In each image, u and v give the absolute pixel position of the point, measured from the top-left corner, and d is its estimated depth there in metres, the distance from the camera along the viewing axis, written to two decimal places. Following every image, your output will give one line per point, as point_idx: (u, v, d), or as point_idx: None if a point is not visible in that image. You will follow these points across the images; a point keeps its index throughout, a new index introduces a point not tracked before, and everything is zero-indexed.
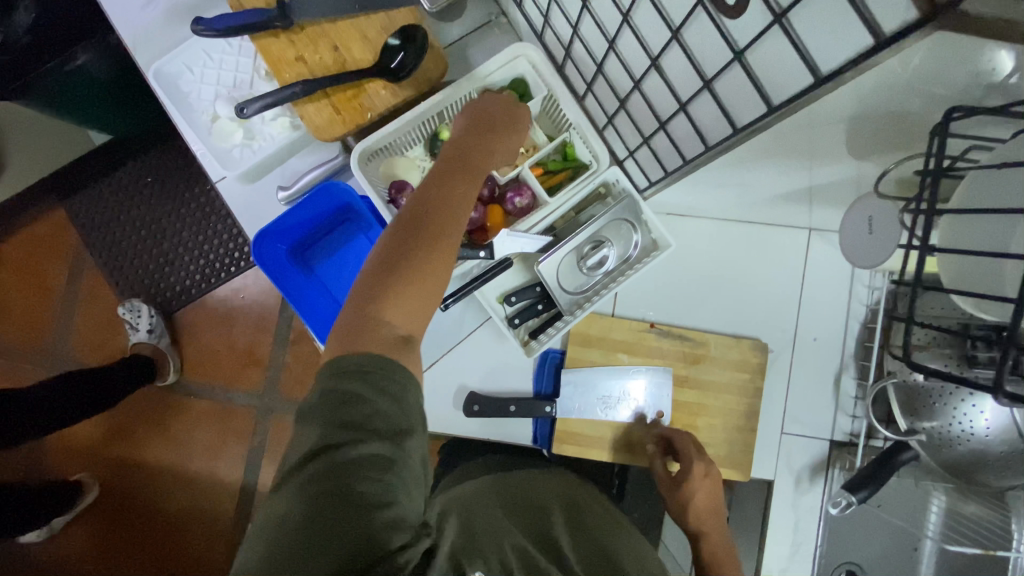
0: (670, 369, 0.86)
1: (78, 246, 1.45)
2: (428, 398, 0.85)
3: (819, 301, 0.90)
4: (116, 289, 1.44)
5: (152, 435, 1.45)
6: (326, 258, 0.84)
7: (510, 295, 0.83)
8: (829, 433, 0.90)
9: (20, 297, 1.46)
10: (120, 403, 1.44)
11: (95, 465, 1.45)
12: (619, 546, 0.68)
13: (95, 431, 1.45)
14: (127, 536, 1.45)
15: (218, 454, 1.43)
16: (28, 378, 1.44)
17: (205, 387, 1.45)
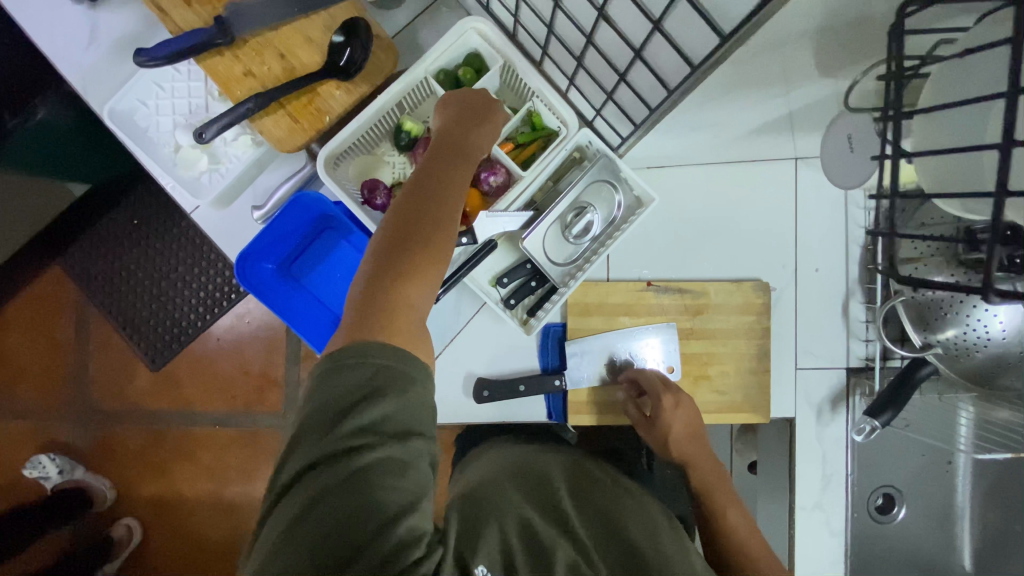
0: (674, 324, 0.85)
1: (78, 298, 1.46)
2: (437, 390, 0.85)
3: (815, 230, 0.88)
4: (124, 334, 1.45)
5: (185, 469, 1.48)
6: (312, 269, 0.83)
7: (501, 277, 0.82)
8: (845, 360, 0.88)
9: (33, 357, 1.47)
10: (151, 441, 1.48)
11: (137, 505, 1.49)
12: (631, 506, 0.68)
13: (129, 473, 1.48)
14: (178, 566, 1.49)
15: (252, 476, 1.46)
16: (58, 432, 1.47)
17: (228, 415, 1.47)
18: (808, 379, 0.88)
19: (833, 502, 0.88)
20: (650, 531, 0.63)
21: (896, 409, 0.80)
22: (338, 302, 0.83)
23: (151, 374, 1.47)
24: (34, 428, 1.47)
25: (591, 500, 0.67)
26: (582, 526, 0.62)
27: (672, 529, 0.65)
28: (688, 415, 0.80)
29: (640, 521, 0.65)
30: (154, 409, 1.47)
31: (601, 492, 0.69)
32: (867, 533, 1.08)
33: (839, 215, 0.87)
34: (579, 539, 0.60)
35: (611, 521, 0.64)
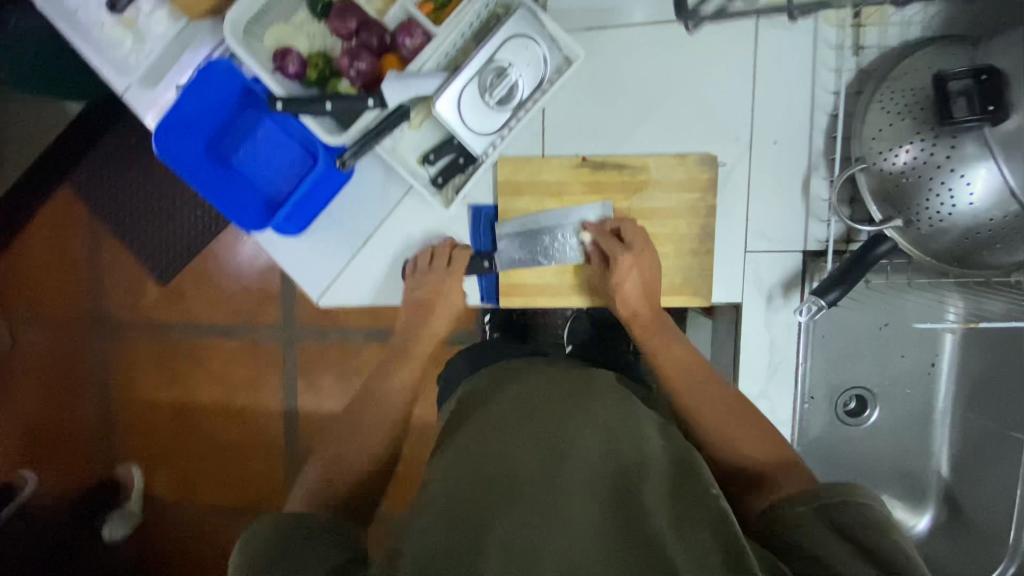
0: (610, 204, 0.80)
1: (88, 219, 1.37)
2: (371, 273, 0.84)
3: (776, 99, 0.79)
4: (132, 251, 1.37)
5: (195, 381, 1.40)
6: (242, 149, 0.82)
7: (428, 154, 0.79)
8: (802, 243, 0.82)
9: (49, 274, 1.41)
10: (167, 355, 1.40)
11: (161, 428, 1.42)
12: (588, 409, 0.58)
13: (154, 394, 1.42)
14: (207, 477, 1.41)
15: (259, 384, 1.38)
16: (85, 356, 1.42)
17: (235, 325, 1.38)
18: (759, 263, 0.82)
19: (781, 390, 0.85)
20: (608, 439, 0.55)
21: (848, 287, 0.75)
22: (270, 183, 0.82)
23: (160, 291, 1.39)
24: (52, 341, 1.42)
25: (539, 418, 0.58)
26: (524, 452, 0.54)
27: (634, 423, 0.57)
28: (644, 273, 0.77)
29: (598, 430, 0.56)
30: (166, 322, 1.40)
31: (545, 402, 0.60)
32: (836, 433, 1.04)
33: (806, 79, 0.79)
34: (520, 473, 0.52)
35: (562, 442, 0.54)
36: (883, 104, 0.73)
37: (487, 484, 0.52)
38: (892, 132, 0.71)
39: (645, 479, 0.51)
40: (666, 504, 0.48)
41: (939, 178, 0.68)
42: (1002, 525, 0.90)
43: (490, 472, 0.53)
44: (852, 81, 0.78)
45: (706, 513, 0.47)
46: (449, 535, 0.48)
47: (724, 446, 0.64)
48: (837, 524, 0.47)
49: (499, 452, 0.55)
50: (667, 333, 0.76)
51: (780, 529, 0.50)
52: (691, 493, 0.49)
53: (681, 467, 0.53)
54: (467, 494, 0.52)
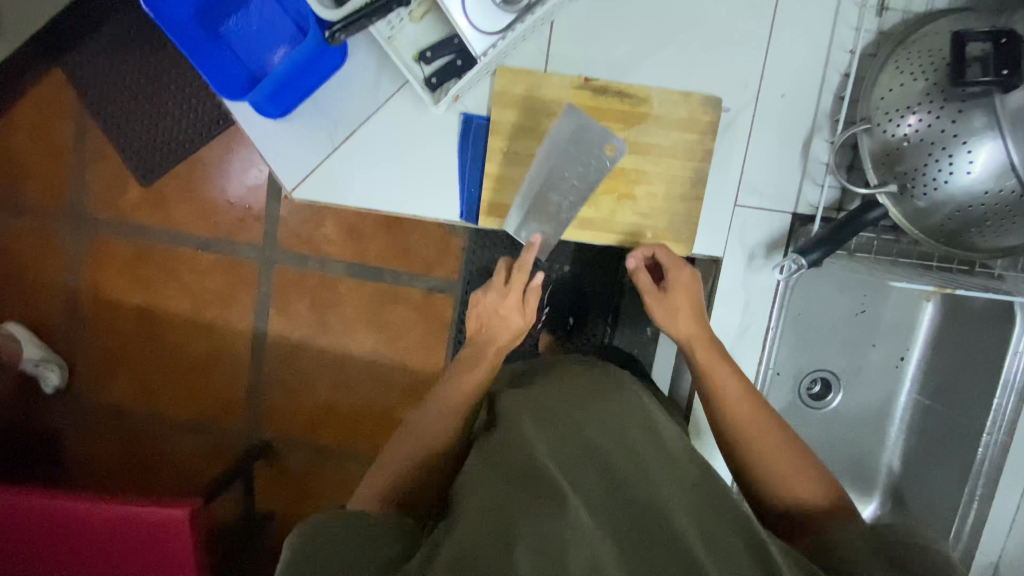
0: (607, 133, 0.77)
1: (76, 104, 1.24)
2: (351, 172, 0.81)
3: (790, 49, 0.77)
4: (117, 145, 1.24)
5: (164, 286, 1.29)
6: (233, 21, 0.78)
7: (425, 51, 0.75)
8: (792, 205, 0.80)
9: (26, 159, 1.26)
10: (139, 262, 1.28)
11: (120, 336, 1.31)
12: (612, 421, 0.61)
13: (121, 302, 1.30)
14: (168, 394, 1.32)
15: (230, 301, 1.29)
16: (50, 252, 1.29)
17: (210, 239, 1.27)
18: (747, 219, 0.81)
19: (746, 351, 0.84)
20: (631, 450, 0.58)
21: (830, 251, 0.73)
22: (258, 63, 0.78)
23: (141, 191, 1.26)
24: (23, 228, 1.28)
25: (565, 427, 0.60)
26: (555, 454, 0.56)
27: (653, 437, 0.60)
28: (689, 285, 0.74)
29: (624, 441, 0.58)
30: (142, 225, 1.27)
31: (570, 411, 0.62)
32: (796, 415, 0.99)
33: (824, 33, 0.76)
34: (548, 460, 0.55)
35: (587, 440, 0.58)
36: (898, 65, 0.70)
37: (518, 479, 0.52)
38: (902, 93, 0.68)
39: (668, 484, 0.54)
40: (693, 516, 0.51)
41: (942, 144, 0.66)
42: (946, 521, 0.91)
43: (517, 462, 0.54)
44: (871, 43, 0.76)
45: (731, 524, 0.51)
46: (485, 524, 0.47)
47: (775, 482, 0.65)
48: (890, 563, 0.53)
49: (529, 451, 0.55)
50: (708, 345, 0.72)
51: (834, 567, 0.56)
52: (712, 502, 0.53)
53: (700, 479, 0.56)
54: (500, 489, 0.51)
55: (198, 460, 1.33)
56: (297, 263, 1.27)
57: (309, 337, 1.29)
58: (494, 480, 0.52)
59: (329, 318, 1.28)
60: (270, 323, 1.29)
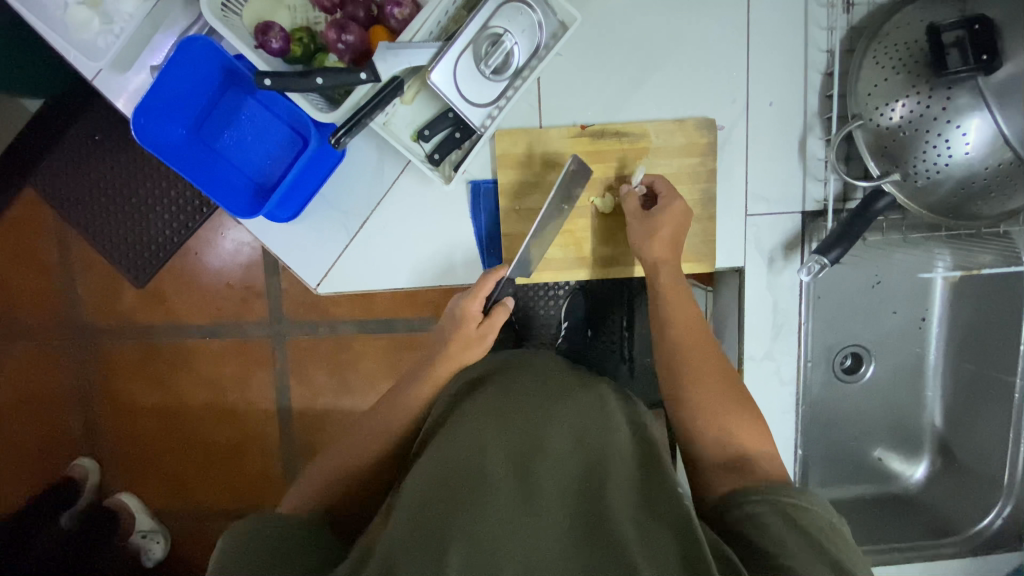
0: (613, 173, 0.79)
1: (56, 222, 1.20)
2: (371, 258, 0.82)
3: (770, 59, 0.79)
4: (107, 255, 1.20)
5: (179, 381, 1.27)
6: (227, 134, 0.77)
7: (422, 129, 0.76)
8: (801, 204, 0.83)
9: (20, 285, 1.23)
10: (152, 365, 1.26)
11: (148, 443, 1.29)
12: (568, 416, 0.64)
13: (144, 409, 1.28)
14: (206, 486, 1.29)
15: (247, 383, 1.26)
16: (60, 375, 1.26)
17: (217, 327, 1.24)
18: (760, 226, 0.83)
19: (783, 350, 0.87)
20: (581, 447, 0.60)
21: (848, 246, 0.76)
22: (261, 171, 0.78)
23: (137, 293, 1.23)
24: (30, 358, 1.26)
25: (518, 421, 0.62)
26: (507, 451, 0.59)
27: (603, 429, 0.63)
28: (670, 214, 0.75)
29: (574, 432, 0.62)
30: (145, 325, 1.25)
31: (524, 406, 0.65)
32: (834, 393, 1.00)
33: (799, 37, 0.79)
34: (492, 457, 0.58)
35: (537, 436, 0.61)
36: (877, 59, 0.72)
37: (464, 479, 0.56)
38: (887, 86, 0.71)
39: (611, 476, 0.57)
40: (630, 512, 0.53)
41: (934, 129, 0.68)
42: (997, 466, 0.95)
43: (461, 460, 0.58)
44: (844, 38, 0.78)
45: (666, 516, 0.53)
46: (423, 527, 0.51)
47: (716, 422, 0.68)
48: (787, 520, 0.55)
49: (479, 456, 0.58)
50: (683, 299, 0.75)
51: (738, 518, 0.58)
52: (651, 492, 0.56)
53: (645, 469, 0.59)
54: (444, 489, 0.55)
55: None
56: (308, 330, 1.23)
57: (332, 403, 1.27)
58: (436, 477, 0.56)
59: (350, 377, 1.26)
60: (291, 394, 1.26)
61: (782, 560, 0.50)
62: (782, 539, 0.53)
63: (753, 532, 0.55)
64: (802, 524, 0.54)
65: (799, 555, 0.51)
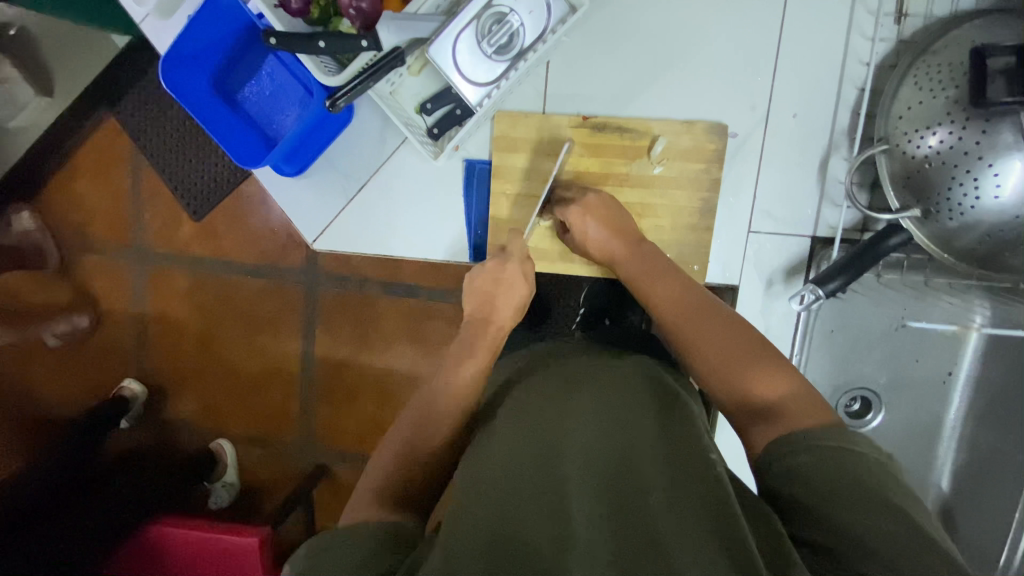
0: (609, 168, 0.76)
1: (134, 152, 1.21)
2: (366, 224, 0.85)
3: (801, 67, 0.73)
4: (172, 186, 1.20)
5: (217, 314, 1.25)
6: (248, 88, 0.82)
7: (425, 102, 0.77)
8: (812, 228, 0.77)
9: (94, 199, 1.24)
10: (199, 290, 1.24)
11: (186, 364, 1.28)
12: (591, 398, 0.55)
13: (188, 334, 1.27)
14: (234, 414, 1.28)
15: (275, 332, 1.24)
16: (118, 289, 1.26)
17: (262, 266, 1.22)
18: (762, 245, 0.78)
19: None
20: (607, 426, 0.52)
21: (850, 278, 0.70)
22: (276, 127, 0.83)
23: (196, 226, 1.22)
24: (83, 266, 1.26)
25: (542, 405, 0.55)
26: (523, 446, 0.51)
27: (630, 403, 0.54)
28: (602, 201, 0.72)
29: (602, 408, 0.53)
30: (198, 257, 1.23)
31: (552, 388, 0.57)
32: None
33: (837, 46, 0.73)
34: (520, 446, 0.51)
35: (564, 420, 0.53)
36: (917, 79, 0.65)
37: (491, 472, 0.49)
38: (922, 110, 0.64)
39: (644, 456, 0.49)
40: (664, 497, 0.45)
41: (965, 165, 0.61)
42: (995, 542, 0.84)
43: (490, 455, 0.51)
44: (886, 52, 0.72)
45: (706, 503, 0.43)
46: (463, 548, 0.42)
47: (728, 382, 0.55)
48: (835, 463, 0.45)
49: (505, 446, 0.51)
50: (664, 275, 0.65)
51: (779, 476, 0.47)
52: (694, 474, 0.46)
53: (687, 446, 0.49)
54: (472, 485, 0.48)
55: (264, 472, 1.28)
56: (339, 284, 1.20)
57: (347, 355, 1.22)
58: (464, 477, 0.50)
59: (371, 335, 1.21)
60: (316, 344, 1.23)
61: (842, 518, 0.42)
62: (842, 496, 0.43)
63: (799, 491, 0.45)
64: (858, 474, 0.44)
65: (870, 520, 0.41)
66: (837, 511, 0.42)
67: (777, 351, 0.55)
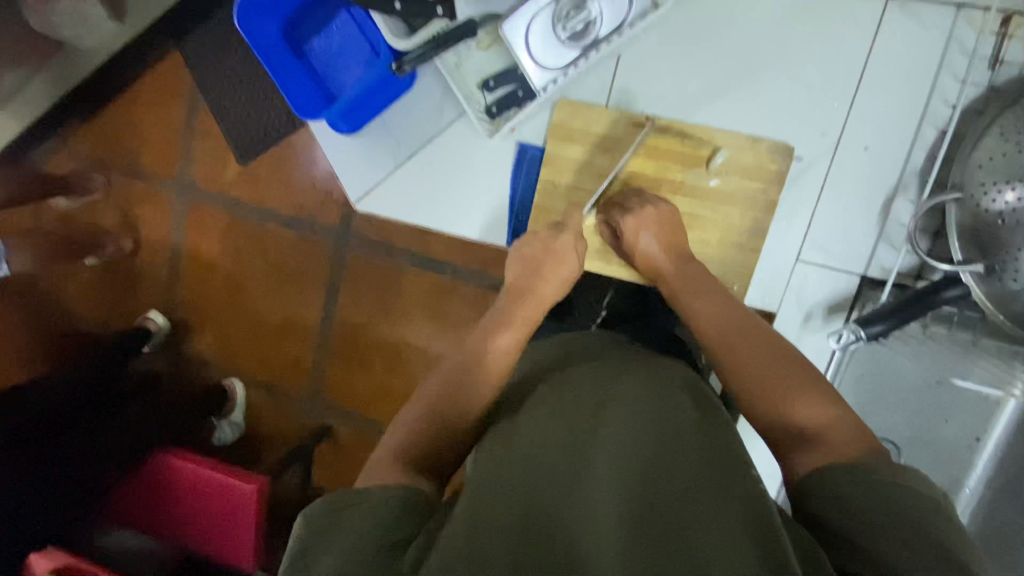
0: (662, 173, 0.74)
1: (192, 87, 1.22)
2: (411, 193, 0.85)
3: (881, 99, 0.71)
4: (225, 127, 1.21)
5: (250, 259, 1.27)
6: (316, 40, 0.83)
7: (488, 80, 0.76)
8: (863, 267, 0.74)
9: (149, 128, 1.26)
10: (236, 233, 1.26)
11: (212, 303, 1.30)
12: (629, 394, 0.53)
13: (218, 275, 1.29)
14: (252, 358, 1.30)
15: (300, 286, 1.25)
16: (158, 220, 1.29)
17: (298, 219, 1.23)
18: (808, 276, 0.75)
19: None
20: (643, 426, 0.50)
21: (896, 325, 0.66)
22: (336, 83, 0.83)
23: (241, 169, 1.23)
24: (127, 191, 1.29)
25: (577, 398, 0.54)
26: (558, 438, 0.50)
27: (667, 406, 0.52)
28: (661, 213, 0.70)
29: (638, 407, 0.52)
30: (238, 200, 1.25)
31: (587, 382, 0.56)
32: None
33: (924, 83, 0.69)
34: (555, 439, 0.50)
35: (597, 417, 0.51)
36: (1004, 130, 0.62)
37: (525, 459, 0.48)
38: (1005, 164, 0.61)
39: (682, 459, 0.47)
40: (702, 508, 0.44)
41: None
42: None
43: (523, 443, 0.50)
44: (975, 96, 0.68)
45: (744, 518, 0.42)
46: (490, 533, 0.42)
47: (763, 405, 0.54)
48: (881, 497, 0.43)
49: (538, 436, 0.51)
50: (708, 293, 0.64)
51: (822, 502, 0.46)
52: (731, 485, 0.45)
53: (726, 456, 0.48)
54: (504, 468, 0.48)
55: (270, 418, 1.30)
56: (370, 248, 1.20)
57: (367, 320, 1.23)
58: (495, 461, 0.49)
59: (394, 304, 1.21)
60: (339, 305, 1.24)
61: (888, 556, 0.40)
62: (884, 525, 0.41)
63: (841, 520, 0.43)
64: (906, 509, 0.42)
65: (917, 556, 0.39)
66: (885, 548, 0.40)
67: (818, 380, 0.54)
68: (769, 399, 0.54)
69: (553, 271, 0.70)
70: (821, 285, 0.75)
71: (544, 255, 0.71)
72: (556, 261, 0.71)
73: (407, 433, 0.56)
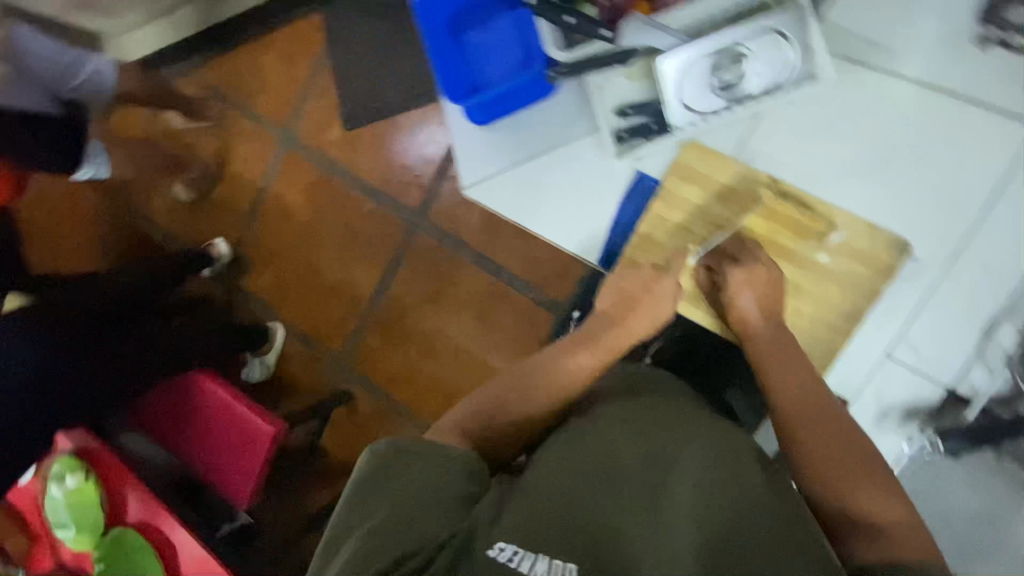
0: (773, 235, 0.75)
1: (323, 48, 1.30)
2: (520, 192, 0.87)
3: (1013, 220, 0.70)
4: (342, 90, 1.28)
5: (331, 216, 1.32)
6: (474, 35, 0.89)
7: (626, 106, 0.80)
8: (954, 380, 0.73)
9: (275, 76, 1.35)
10: (326, 189, 1.32)
11: (286, 247, 1.37)
12: (703, 434, 0.53)
13: (297, 223, 1.35)
14: (309, 307, 1.35)
15: (370, 252, 1.29)
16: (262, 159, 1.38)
17: (383, 190, 1.27)
18: (893, 375, 0.74)
19: None
20: (716, 469, 0.50)
21: None
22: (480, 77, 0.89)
23: (345, 133, 1.30)
24: (243, 127, 1.38)
25: (652, 423, 0.54)
26: (630, 455, 0.51)
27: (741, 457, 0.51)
28: (767, 278, 0.70)
29: (712, 449, 0.51)
30: (335, 160, 1.31)
31: (663, 411, 0.56)
32: None
33: None
34: (625, 456, 0.51)
35: (671, 446, 0.51)
36: None
37: (594, 467, 0.49)
38: None
39: (753, 512, 0.47)
40: (768, 566, 0.43)
41: None
42: None
43: (593, 452, 0.51)
44: None
45: None
46: (547, 530, 0.44)
47: (834, 482, 0.54)
48: None
49: (609, 447, 0.51)
50: (794, 364, 0.65)
51: None
52: (800, 553, 0.44)
53: (795, 520, 0.47)
54: (572, 472, 0.49)
55: (311, 367, 1.35)
56: (445, 235, 1.23)
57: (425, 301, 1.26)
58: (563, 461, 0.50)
59: (451, 293, 1.24)
60: (397, 281, 1.27)
61: None
62: None
63: None
64: None
65: None
66: None
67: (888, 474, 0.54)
68: (833, 484, 0.54)
69: (647, 306, 0.71)
70: (904, 387, 0.74)
71: (637, 288, 0.73)
72: (646, 299, 0.72)
73: (473, 414, 0.60)
